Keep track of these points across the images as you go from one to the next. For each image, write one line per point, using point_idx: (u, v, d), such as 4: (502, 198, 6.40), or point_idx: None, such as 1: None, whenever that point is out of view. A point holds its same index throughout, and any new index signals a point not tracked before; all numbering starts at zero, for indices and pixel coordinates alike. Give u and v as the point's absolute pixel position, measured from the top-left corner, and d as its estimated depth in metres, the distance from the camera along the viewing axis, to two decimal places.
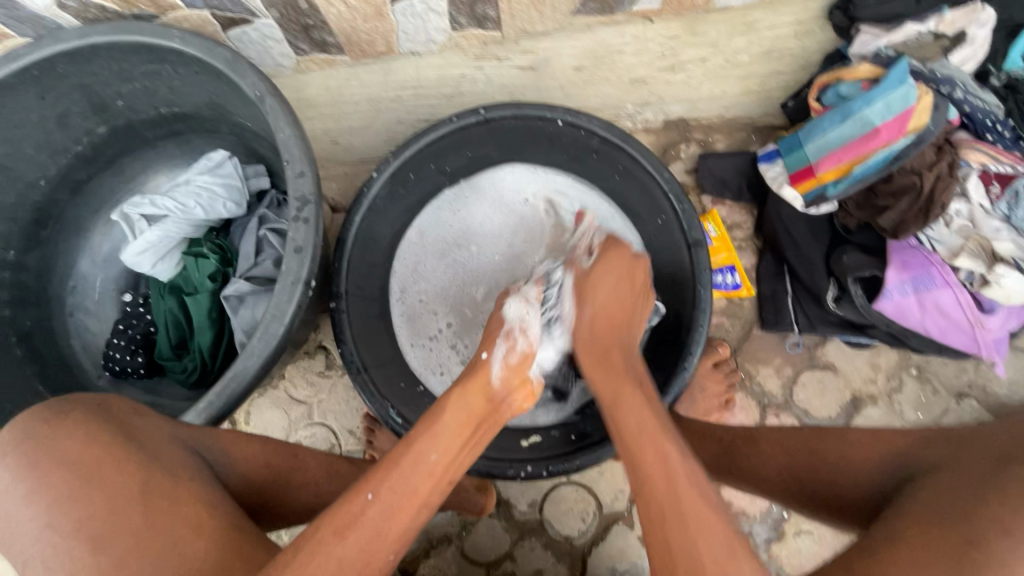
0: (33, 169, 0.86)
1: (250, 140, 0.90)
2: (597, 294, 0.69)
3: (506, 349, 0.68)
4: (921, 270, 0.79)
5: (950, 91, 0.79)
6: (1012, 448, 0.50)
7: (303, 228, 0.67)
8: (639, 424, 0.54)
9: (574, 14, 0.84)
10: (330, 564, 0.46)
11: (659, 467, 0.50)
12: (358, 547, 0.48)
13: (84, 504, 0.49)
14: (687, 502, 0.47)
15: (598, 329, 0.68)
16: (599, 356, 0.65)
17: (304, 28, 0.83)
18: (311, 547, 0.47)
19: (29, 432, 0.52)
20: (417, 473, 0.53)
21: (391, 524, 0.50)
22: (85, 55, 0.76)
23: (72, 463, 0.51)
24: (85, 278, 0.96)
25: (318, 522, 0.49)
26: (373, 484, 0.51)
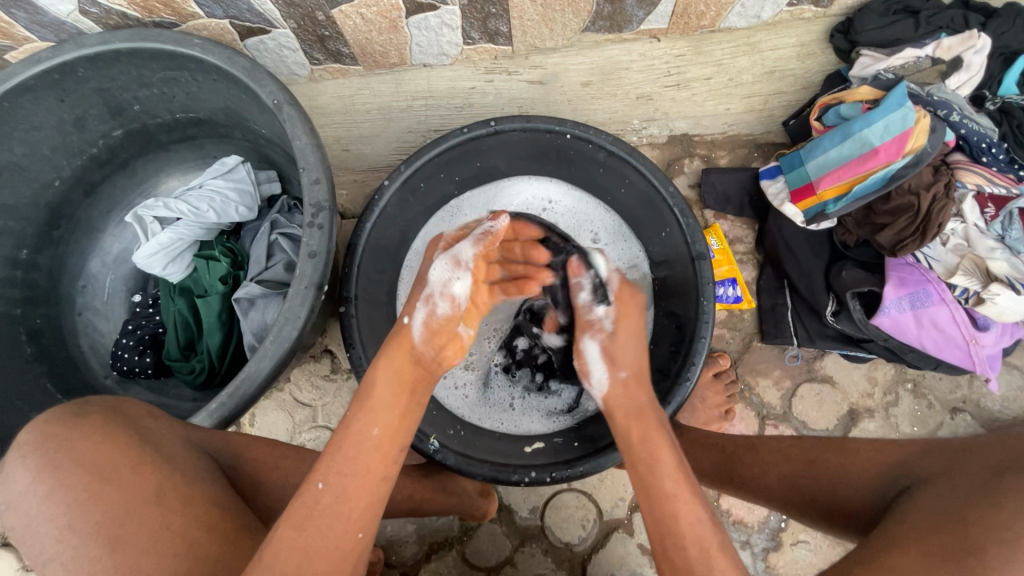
0: (48, 169, 0.87)
1: (263, 146, 0.92)
2: (620, 354, 0.69)
3: (427, 313, 0.65)
4: (917, 286, 0.81)
5: (947, 114, 0.81)
6: (1001, 463, 0.52)
7: (317, 234, 0.68)
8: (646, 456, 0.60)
9: (583, 32, 0.91)
10: (296, 556, 0.48)
11: (673, 483, 0.56)
12: (323, 534, 0.50)
13: (103, 506, 0.51)
14: (685, 511, 0.54)
15: (634, 394, 0.66)
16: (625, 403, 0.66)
17: (319, 38, 0.86)
18: (274, 546, 0.49)
19: (47, 435, 0.53)
20: (360, 453, 0.55)
21: (346, 508, 0.52)
22: (106, 60, 0.77)
23: (91, 464, 0.52)
24: (95, 278, 0.98)
25: (279, 518, 0.51)
26: (322, 473, 0.53)
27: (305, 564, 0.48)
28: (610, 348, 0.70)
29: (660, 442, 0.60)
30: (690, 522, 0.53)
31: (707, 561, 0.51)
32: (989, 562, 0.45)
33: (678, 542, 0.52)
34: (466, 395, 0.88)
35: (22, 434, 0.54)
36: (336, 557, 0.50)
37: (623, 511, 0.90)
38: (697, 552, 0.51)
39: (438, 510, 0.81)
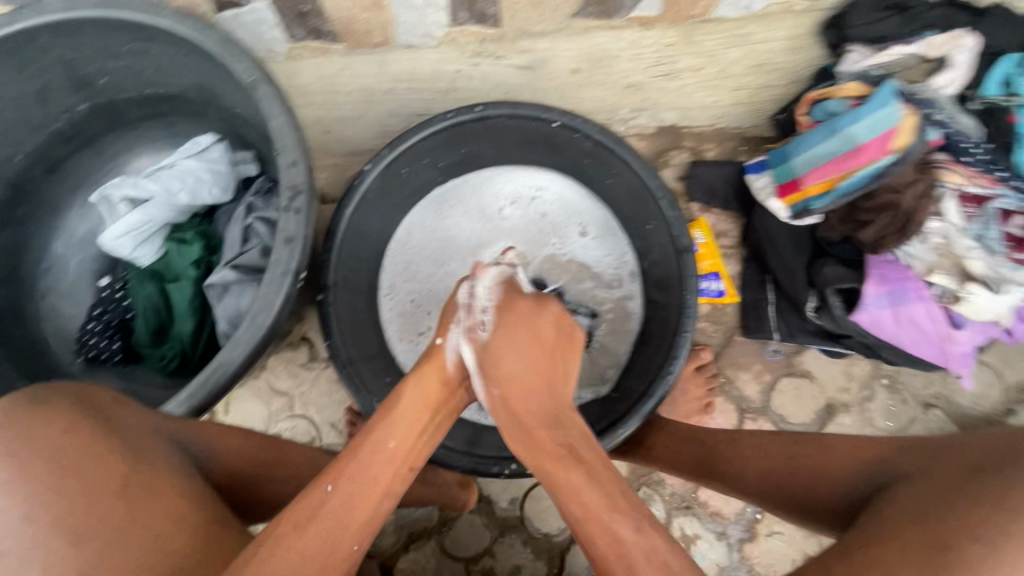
0: (8, 144, 0.83)
1: (239, 125, 0.88)
2: (503, 366, 0.63)
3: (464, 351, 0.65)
4: (897, 284, 0.82)
5: (931, 114, 0.84)
6: (978, 460, 0.53)
7: (294, 219, 0.66)
8: (563, 413, 0.60)
9: (573, 16, 0.86)
10: (290, 556, 0.45)
11: (572, 438, 0.56)
12: (319, 540, 0.47)
13: (65, 496, 0.48)
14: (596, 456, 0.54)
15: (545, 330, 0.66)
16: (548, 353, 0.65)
17: (299, 14, 0.82)
18: (271, 543, 0.45)
19: (4, 417, 0.51)
20: (374, 463, 0.53)
21: (352, 515, 0.49)
22: (69, 30, 0.73)
23: (52, 452, 0.50)
24: (59, 260, 0.93)
25: (278, 517, 0.48)
26: (333, 476, 0.51)
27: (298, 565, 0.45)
28: (484, 357, 0.64)
29: (572, 414, 0.60)
30: (588, 478, 0.52)
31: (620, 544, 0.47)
32: (964, 558, 0.45)
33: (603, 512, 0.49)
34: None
35: None
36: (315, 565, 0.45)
37: None
38: (599, 495, 0.50)
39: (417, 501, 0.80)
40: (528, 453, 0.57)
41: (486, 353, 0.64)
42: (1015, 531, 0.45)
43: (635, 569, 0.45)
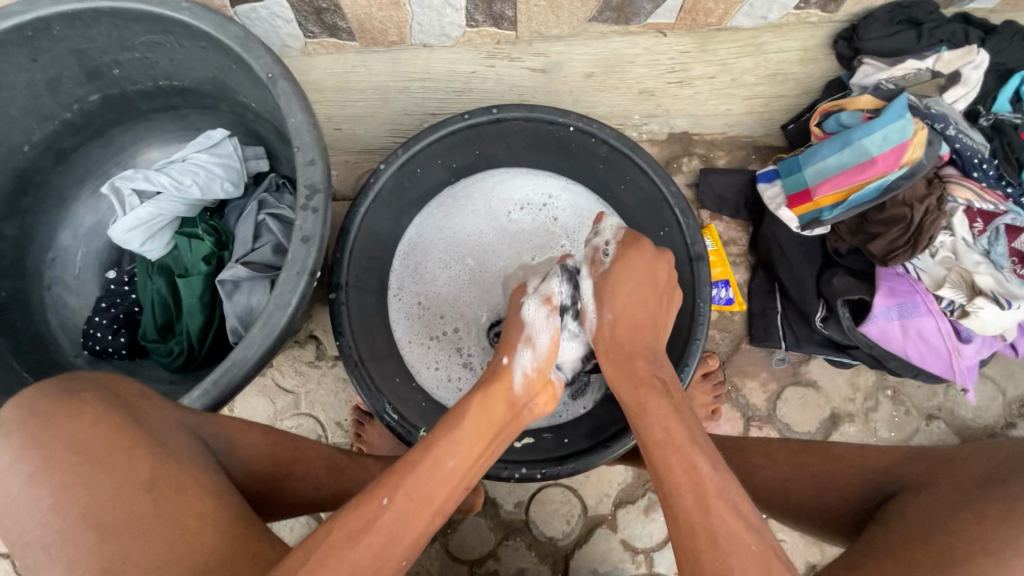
0: (17, 132, 0.82)
1: (251, 120, 0.87)
2: (510, 380, 0.65)
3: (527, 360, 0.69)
4: (907, 297, 0.83)
5: (944, 128, 0.83)
6: (984, 471, 0.53)
7: (311, 218, 0.65)
8: (648, 401, 0.61)
9: (590, 21, 0.89)
10: (341, 568, 0.45)
11: (663, 431, 0.57)
12: (371, 553, 0.47)
13: (94, 490, 0.49)
14: (685, 458, 0.54)
15: (619, 333, 0.70)
16: (620, 364, 0.67)
17: (316, 10, 0.82)
18: (322, 552, 0.46)
19: (34, 411, 0.52)
20: (432, 480, 0.52)
21: (405, 532, 0.49)
22: (85, 19, 0.72)
23: (80, 446, 0.51)
24: (66, 251, 0.92)
25: (330, 524, 0.48)
26: (389, 489, 0.51)
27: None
28: (605, 286, 0.72)
29: (660, 404, 0.60)
30: (676, 475, 0.53)
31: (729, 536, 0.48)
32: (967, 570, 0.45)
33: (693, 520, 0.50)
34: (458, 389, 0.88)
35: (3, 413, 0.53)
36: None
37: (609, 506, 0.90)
38: (692, 501, 0.51)
39: None
40: (626, 387, 0.64)
41: (606, 277, 0.73)
42: (1022, 545, 0.46)
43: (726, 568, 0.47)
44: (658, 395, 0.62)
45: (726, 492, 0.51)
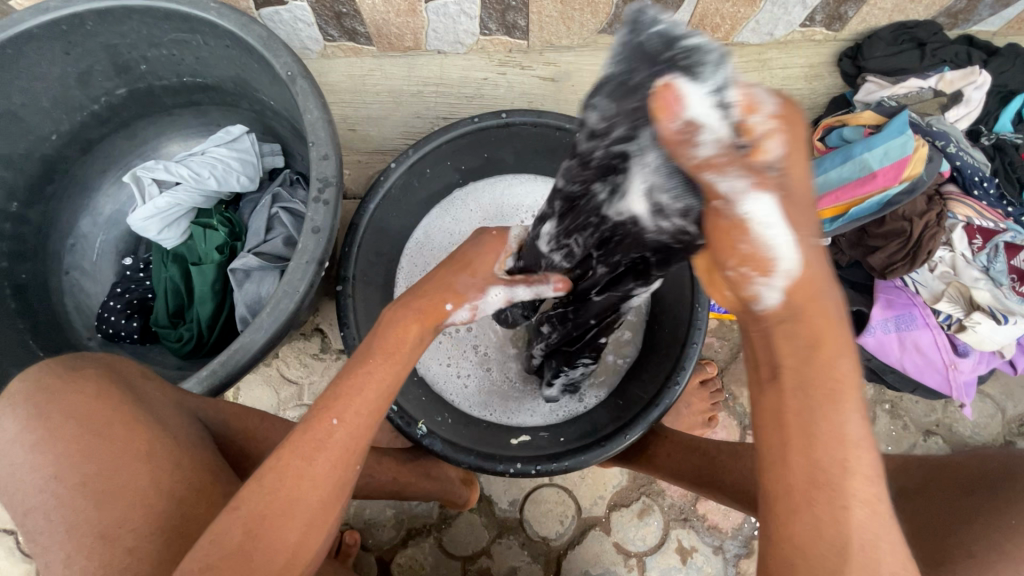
0: (46, 122, 0.86)
1: (269, 118, 0.91)
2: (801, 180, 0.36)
3: (468, 316, 0.55)
4: (903, 309, 0.83)
5: (945, 145, 0.84)
6: (969, 472, 0.53)
7: (322, 210, 0.68)
8: (818, 369, 0.38)
9: (599, 33, 0.92)
10: (305, 488, 0.45)
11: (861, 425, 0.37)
12: (328, 466, 0.46)
13: (94, 460, 0.52)
14: (859, 459, 0.37)
15: (803, 297, 0.37)
16: (793, 329, 0.38)
17: (336, 15, 0.86)
18: (276, 475, 0.45)
19: (40, 384, 0.55)
20: (379, 393, 0.49)
21: (362, 441, 0.48)
22: (117, 15, 0.76)
23: (82, 418, 0.53)
24: (85, 238, 0.96)
25: (281, 448, 0.46)
26: (336, 410, 0.48)
27: (297, 485, 0.45)
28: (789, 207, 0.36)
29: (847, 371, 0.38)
30: (862, 494, 0.37)
31: (872, 554, 0.37)
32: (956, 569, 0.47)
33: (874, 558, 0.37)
34: (466, 384, 0.88)
35: (14, 385, 0.55)
36: (325, 488, 0.46)
37: (603, 509, 0.91)
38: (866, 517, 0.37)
39: (422, 494, 0.82)
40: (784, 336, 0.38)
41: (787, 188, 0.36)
42: None
43: None
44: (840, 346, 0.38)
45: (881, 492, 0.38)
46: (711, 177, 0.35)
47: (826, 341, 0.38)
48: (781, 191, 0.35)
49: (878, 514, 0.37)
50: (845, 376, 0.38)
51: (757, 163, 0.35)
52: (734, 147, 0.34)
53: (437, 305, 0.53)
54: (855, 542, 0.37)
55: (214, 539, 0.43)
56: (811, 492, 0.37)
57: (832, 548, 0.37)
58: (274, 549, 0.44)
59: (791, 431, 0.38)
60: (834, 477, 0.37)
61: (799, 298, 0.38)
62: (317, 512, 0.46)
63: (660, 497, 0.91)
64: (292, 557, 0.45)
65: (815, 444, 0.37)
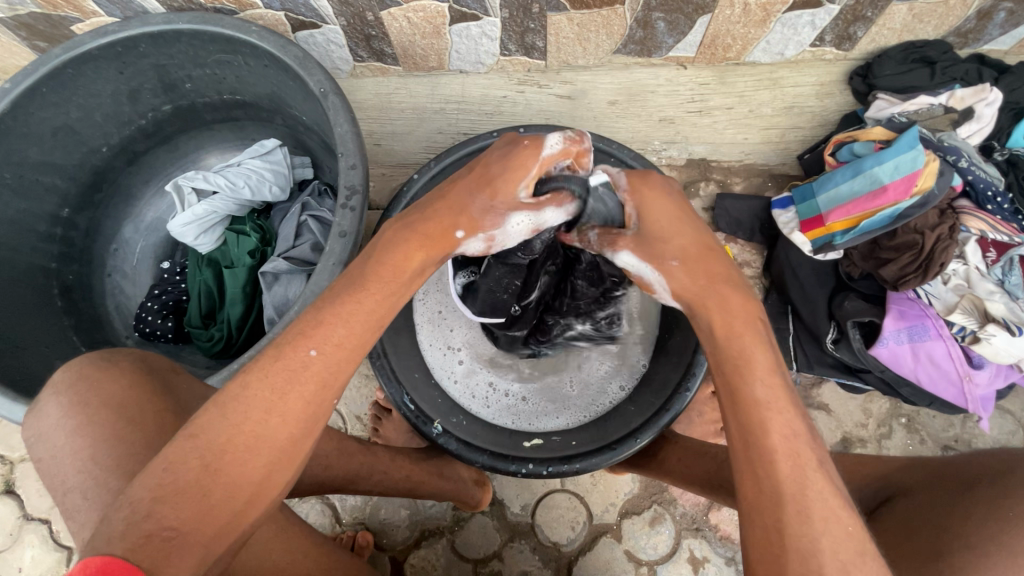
0: (98, 136, 0.93)
1: (301, 132, 0.96)
2: (652, 221, 0.58)
3: (480, 244, 0.62)
4: (915, 321, 0.84)
5: (956, 160, 0.86)
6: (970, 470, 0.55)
7: (349, 216, 0.72)
8: (732, 354, 0.52)
9: (614, 54, 0.95)
10: (273, 415, 0.49)
11: (765, 389, 0.49)
12: (303, 400, 0.50)
13: (126, 445, 0.55)
14: (775, 419, 0.48)
15: (693, 286, 0.56)
16: (710, 304, 0.55)
17: (366, 37, 0.92)
18: (245, 400, 0.49)
19: (80, 374, 0.59)
20: (355, 324, 0.54)
21: (335, 376, 0.53)
22: (168, 38, 0.82)
23: (114, 404, 0.57)
24: (128, 242, 1.03)
25: (257, 374, 0.50)
26: (317, 340, 0.52)
27: (267, 418, 0.49)
28: (643, 244, 0.58)
29: (758, 356, 0.51)
30: (782, 448, 0.47)
31: (803, 503, 0.45)
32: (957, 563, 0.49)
33: (803, 504, 0.45)
34: (483, 399, 0.86)
35: (59, 373, 0.60)
36: (295, 425, 0.50)
37: (614, 516, 0.91)
38: (791, 468, 0.46)
39: (436, 494, 0.84)
40: (705, 336, 0.55)
41: (643, 238, 0.58)
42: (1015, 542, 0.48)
43: (817, 546, 0.43)
44: (760, 342, 0.52)
45: (806, 449, 0.47)
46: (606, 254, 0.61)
47: (716, 324, 0.54)
48: (631, 245, 0.59)
49: (800, 466, 0.46)
50: (743, 348, 0.52)
51: (620, 236, 0.60)
52: (607, 231, 0.62)
53: (445, 231, 0.59)
54: (786, 491, 0.45)
55: (176, 464, 0.46)
56: (746, 447, 0.48)
57: (772, 504, 0.46)
58: (236, 484, 0.47)
59: (726, 401, 0.51)
60: (757, 437, 0.48)
61: (686, 296, 0.57)
62: (279, 450, 0.49)
63: (672, 506, 0.91)
64: (255, 494, 0.48)
65: (732, 413, 0.50)
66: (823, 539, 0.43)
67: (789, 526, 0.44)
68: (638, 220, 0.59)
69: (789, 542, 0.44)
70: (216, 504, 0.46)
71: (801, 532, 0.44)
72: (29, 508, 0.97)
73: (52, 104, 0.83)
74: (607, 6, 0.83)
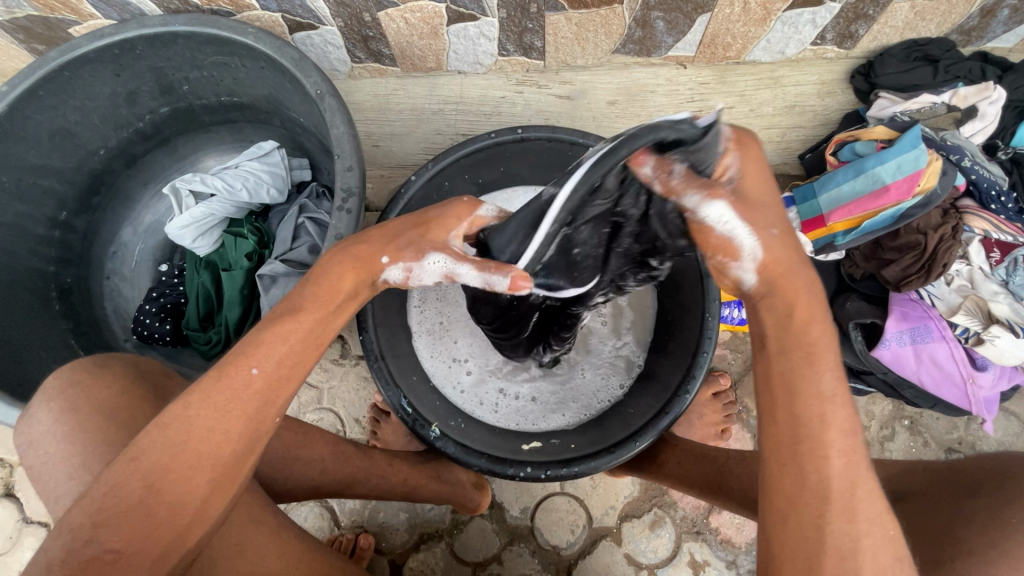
0: (96, 138, 0.92)
1: (299, 134, 0.96)
2: (748, 181, 0.48)
3: (401, 276, 0.57)
4: (918, 322, 0.83)
5: (959, 159, 0.85)
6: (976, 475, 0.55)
7: (345, 218, 0.71)
8: (800, 342, 0.47)
9: (613, 53, 0.95)
10: (214, 435, 0.47)
11: (834, 382, 0.46)
12: (246, 418, 0.49)
13: (117, 450, 0.55)
14: (834, 413, 0.45)
15: (775, 262, 0.48)
16: (786, 282, 0.48)
17: (363, 38, 0.91)
18: (186, 420, 0.47)
19: (72, 380, 0.59)
20: (293, 346, 0.52)
21: (277, 394, 0.51)
22: (164, 40, 0.82)
23: (106, 411, 0.57)
24: (126, 245, 1.03)
25: (199, 393, 0.48)
26: (257, 359, 0.50)
27: (208, 437, 0.47)
28: (744, 203, 0.47)
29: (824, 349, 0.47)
30: (835, 445, 0.45)
31: (849, 499, 0.43)
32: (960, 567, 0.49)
33: (848, 499, 0.43)
34: (484, 404, 0.86)
35: (52, 379, 0.60)
36: (239, 441, 0.48)
37: (614, 519, 0.91)
38: (841, 464, 0.44)
39: (433, 499, 0.83)
40: (774, 318, 0.49)
41: (745, 198, 0.47)
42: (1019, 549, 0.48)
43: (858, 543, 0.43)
44: (825, 330, 0.48)
45: (858, 445, 0.45)
46: (695, 206, 0.47)
47: (797, 312, 0.48)
48: (731, 198, 0.47)
49: (854, 464, 0.44)
50: (817, 337, 0.47)
51: (718, 185, 0.46)
52: (694, 176, 0.46)
53: (371, 255, 0.56)
54: (834, 489, 0.44)
55: (118, 487, 0.45)
56: (797, 435, 0.45)
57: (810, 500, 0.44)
58: (180, 501, 0.46)
59: (776, 388, 0.47)
60: (810, 430, 0.45)
61: (771, 271, 0.49)
62: (225, 467, 0.48)
63: (672, 509, 0.90)
64: (199, 511, 0.47)
65: (780, 402, 0.46)
66: (861, 536, 0.43)
67: (829, 521, 0.43)
68: (738, 175, 0.48)
69: (825, 537, 0.43)
70: (160, 523, 0.45)
71: (846, 529, 0.43)
72: (28, 511, 0.97)
73: (49, 107, 0.83)
74: (606, 5, 0.82)
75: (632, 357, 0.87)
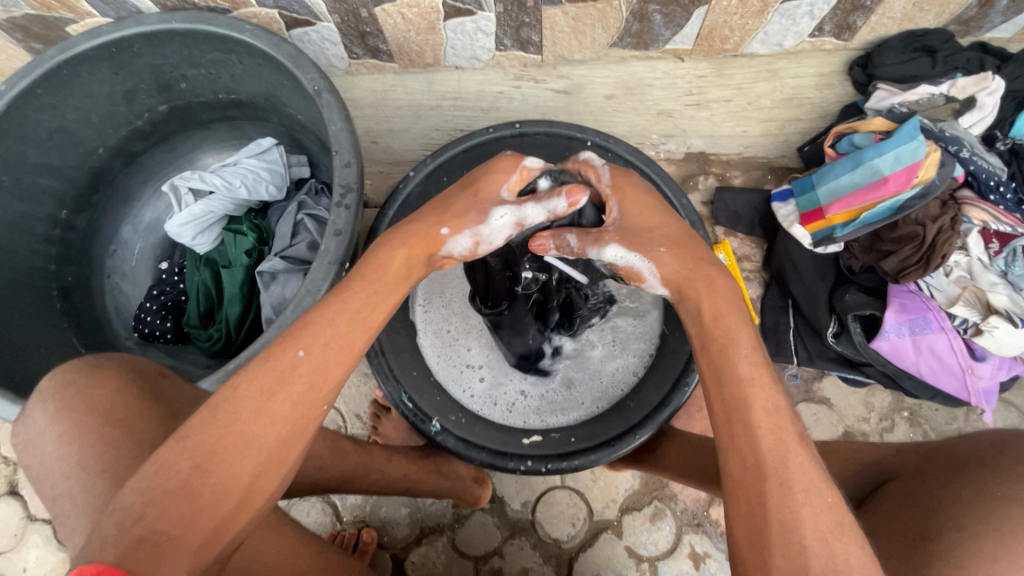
0: (95, 137, 0.92)
1: (298, 131, 0.96)
2: (632, 216, 0.63)
3: (467, 245, 0.64)
4: (917, 313, 0.83)
5: (958, 150, 0.84)
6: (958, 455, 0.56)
7: (344, 214, 0.71)
8: (712, 341, 0.54)
9: (611, 46, 0.94)
10: (262, 417, 0.49)
11: (749, 365, 0.51)
12: (291, 402, 0.51)
13: (113, 449, 0.56)
14: (758, 397, 0.49)
15: (677, 276, 0.59)
16: (695, 291, 0.57)
17: (360, 34, 0.91)
18: (238, 399, 0.49)
19: (67, 381, 0.59)
20: (347, 331, 0.55)
21: (325, 378, 0.53)
22: (162, 38, 0.82)
23: (102, 410, 0.58)
24: (126, 243, 1.03)
25: (248, 375, 0.51)
26: (305, 341, 0.53)
27: (255, 420, 0.49)
28: (630, 236, 0.61)
29: (743, 338, 0.53)
30: (763, 423, 0.48)
31: (783, 474, 0.46)
32: (944, 543, 0.49)
33: (783, 476, 0.46)
34: (487, 401, 0.85)
35: (49, 380, 0.60)
36: (284, 426, 0.50)
37: (615, 512, 0.91)
38: (774, 442, 0.47)
39: (434, 491, 0.84)
40: (693, 324, 0.56)
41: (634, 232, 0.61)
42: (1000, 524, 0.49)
43: (797, 517, 0.44)
44: (743, 322, 0.54)
45: (787, 424, 0.48)
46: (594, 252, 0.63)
47: (705, 308, 0.56)
48: (618, 237, 0.61)
49: (780, 441, 0.47)
50: (726, 330, 0.53)
51: (603, 232, 0.62)
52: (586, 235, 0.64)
53: (433, 232, 0.63)
54: (766, 462, 0.47)
55: (165, 468, 0.46)
56: (726, 412, 0.50)
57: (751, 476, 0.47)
58: (224, 485, 0.47)
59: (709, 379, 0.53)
60: (736, 411, 0.49)
61: (676, 279, 0.59)
62: (270, 451, 0.49)
63: (672, 502, 0.91)
64: (244, 497, 0.48)
65: (712, 389, 0.52)
66: (803, 514, 0.44)
67: (770, 497, 0.45)
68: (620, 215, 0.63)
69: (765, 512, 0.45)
70: (206, 507, 0.46)
71: (783, 504, 0.45)
72: (32, 508, 0.97)
73: (48, 106, 0.83)
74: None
75: (646, 345, 0.84)
